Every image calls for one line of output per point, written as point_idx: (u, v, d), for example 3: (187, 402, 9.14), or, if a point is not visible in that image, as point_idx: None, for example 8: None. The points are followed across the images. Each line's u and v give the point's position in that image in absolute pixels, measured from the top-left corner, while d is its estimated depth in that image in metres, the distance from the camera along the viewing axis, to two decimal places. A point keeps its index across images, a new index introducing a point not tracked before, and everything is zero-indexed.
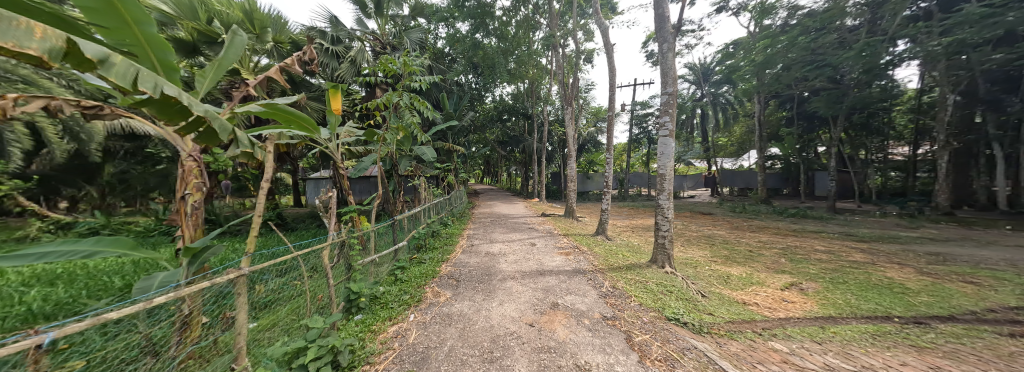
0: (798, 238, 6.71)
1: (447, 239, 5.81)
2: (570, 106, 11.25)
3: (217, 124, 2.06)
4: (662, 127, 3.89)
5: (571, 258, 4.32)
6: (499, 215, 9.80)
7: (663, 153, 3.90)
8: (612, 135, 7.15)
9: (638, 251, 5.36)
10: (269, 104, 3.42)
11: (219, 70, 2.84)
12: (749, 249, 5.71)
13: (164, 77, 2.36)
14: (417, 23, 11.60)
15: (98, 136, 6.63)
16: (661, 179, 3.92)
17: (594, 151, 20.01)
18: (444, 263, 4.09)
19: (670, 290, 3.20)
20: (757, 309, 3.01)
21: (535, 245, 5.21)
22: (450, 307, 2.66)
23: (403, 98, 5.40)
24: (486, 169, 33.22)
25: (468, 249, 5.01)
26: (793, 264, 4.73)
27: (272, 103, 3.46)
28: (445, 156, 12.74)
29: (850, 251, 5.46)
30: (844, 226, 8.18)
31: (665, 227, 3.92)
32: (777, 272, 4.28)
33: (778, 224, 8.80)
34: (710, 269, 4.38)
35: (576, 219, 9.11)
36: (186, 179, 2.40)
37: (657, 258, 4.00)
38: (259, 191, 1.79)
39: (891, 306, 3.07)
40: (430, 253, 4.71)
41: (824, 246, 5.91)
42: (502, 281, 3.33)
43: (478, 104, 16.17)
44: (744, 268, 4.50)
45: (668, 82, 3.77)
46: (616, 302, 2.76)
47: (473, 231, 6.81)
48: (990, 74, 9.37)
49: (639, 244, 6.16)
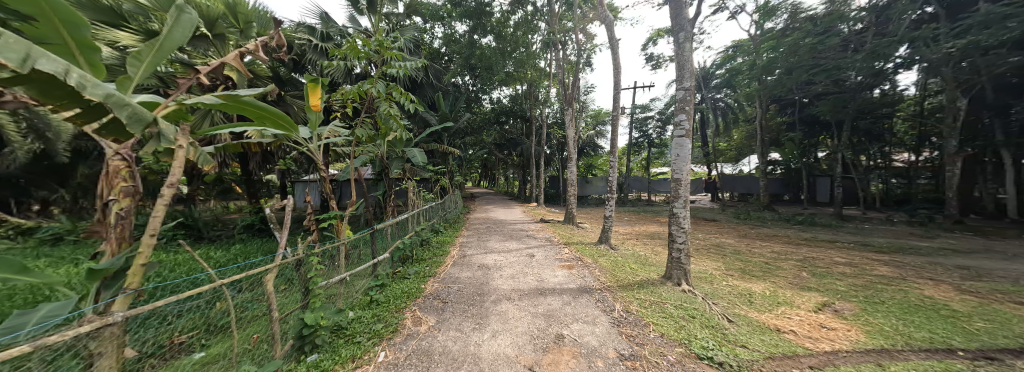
0: (813, 248, 6.31)
1: (437, 249, 5.31)
2: (570, 108, 10.84)
3: (124, 113, 1.57)
4: (678, 126, 3.46)
5: (575, 273, 3.83)
6: (497, 221, 9.33)
7: (678, 155, 3.48)
8: (616, 137, 6.72)
9: (647, 263, 4.89)
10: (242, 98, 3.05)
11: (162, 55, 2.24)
12: (765, 261, 5.27)
13: (79, 58, 1.87)
14: (413, 22, 11.17)
15: (63, 134, 6.08)
16: (676, 184, 3.49)
17: (593, 155, 19.69)
18: (431, 279, 3.57)
19: (692, 315, 2.73)
20: (796, 339, 2.55)
21: (534, 256, 4.73)
22: (431, 341, 2.17)
23: (379, 86, 4.88)
24: (483, 172, 32.81)
25: (461, 261, 4.49)
26: (817, 279, 4.30)
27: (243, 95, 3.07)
28: (439, 159, 12.26)
29: (873, 264, 5.07)
30: (856, 235, 7.81)
31: (682, 239, 3.48)
32: (804, 289, 3.85)
33: (787, 232, 8.41)
34: (732, 287, 3.90)
35: (576, 225, 8.70)
36: (110, 181, 1.57)
37: (672, 274, 3.53)
38: (158, 198, 1.27)
39: (949, 336, 2.64)
40: (416, 266, 4.20)
41: (844, 258, 5.50)
42: (496, 303, 2.84)
43: (475, 106, 15.84)
44: (764, 284, 4.05)
45: (685, 76, 3.35)
46: (632, 334, 2.30)
47: (466, 239, 6.30)
48: (999, 79, 9.14)
49: (646, 254, 5.68)
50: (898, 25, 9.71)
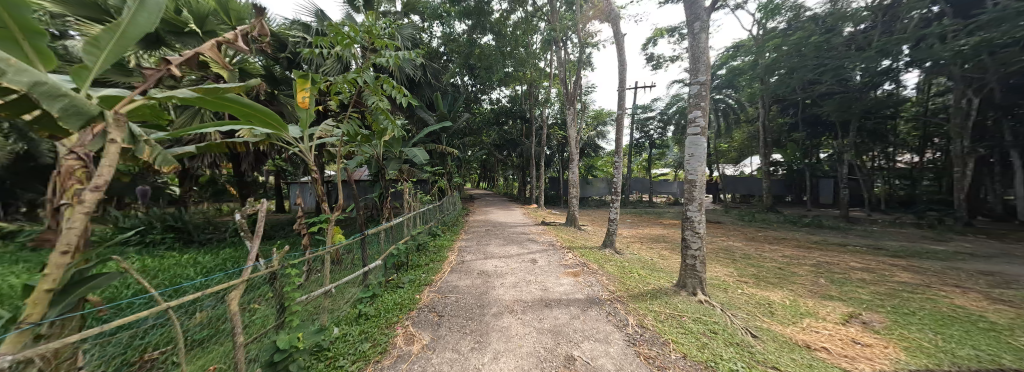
0: (825, 252, 6.07)
1: (435, 254, 5.05)
2: (571, 108, 10.61)
3: (56, 105, 1.30)
4: (692, 122, 3.22)
5: (581, 280, 3.58)
6: (496, 224, 9.06)
7: (693, 154, 3.24)
8: (621, 137, 6.48)
9: (656, 269, 4.65)
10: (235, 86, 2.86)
11: (125, 44, 1.69)
12: (778, 267, 5.03)
13: (22, 43, 1.42)
14: (410, 20, 10.93)
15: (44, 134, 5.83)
16: (690, 186, 3.25)
17: (593, 156, 19.51)
18: (426, 288, 3.31)
19: (713, 330, 2.47)
20: (830, 358, 2.30)
21: (536, 262, 4.46)
22: (424, 364, 1.90)
23: (367, 77, 4.52)
24: (483, 174, 32.56)
25: (459, 267, 4.21)
26: (837, 286, 4.06)
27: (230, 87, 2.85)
28: (438, 159, 12.01)
29: (892, 270, 4.84)
30: (867, 238, 7.59)
31: (697, 245, 3.23)
32: (826, 299, 3.59)
33: (795, 235, 8.19)
34: (750, 296, 3.65)
35: (579, 228, 8.45)
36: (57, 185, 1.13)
37: (687, 283, 3.28)
38: (79, 206, 1.03)
39: (997, 353, 2.39)
40: (412, 273, 3.93)
41: (860, 263, 5.27)
42: (498, 317, 2.58)
43: (474, 106, 15.58)
44: (783, 292, 3.80)
45: (700, 69, 3.12)
46: (650, 355, 2.04)
47: (465, 243, 6.04)
48: (1009, 79, 8.96)
49: (653, 259, 5.43)
50: (903, 23, 9.55)
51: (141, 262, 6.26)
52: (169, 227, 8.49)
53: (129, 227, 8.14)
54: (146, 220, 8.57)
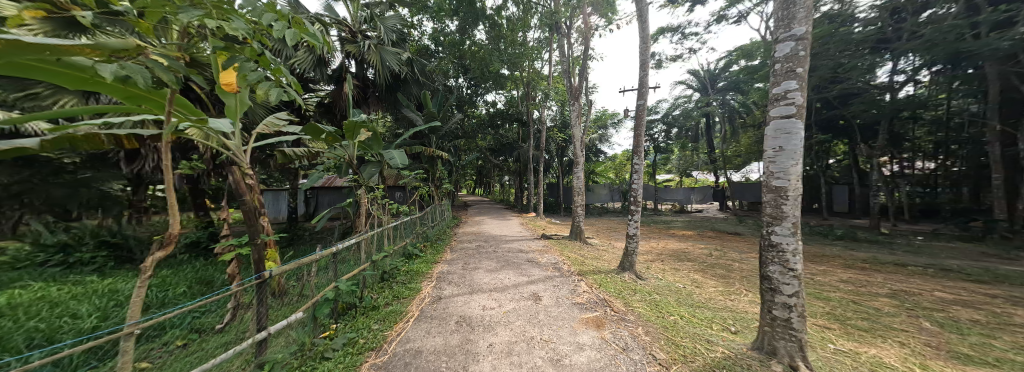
0: (890, 277, 4.94)
1: (404, 284, 3.86)
2: (575, 105, 9.51)
3: None
4: (783, 100, 2.10)
5: (608, 338, 2.39)
6: (492, 237, 7.87)
7: (784, 149, 2.10)
8: (640, 137, 5.37)
9: (699, 306, 3.50)
10: (163, 72, 1.18)
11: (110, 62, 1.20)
12: (852, 300, 3.87)
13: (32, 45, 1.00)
14: (395, 12, 9.86)
15: None
16: (779, 198, 2.10)
17: (594, 161, 18.58)
18: (365, 362, 2.06)
19: None
20: None
21: (540, 299, 3.25)
22: None
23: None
24: (480, 179, 31.58)
25: (432, 310, 2.99)
26: (962, 337, 2.89)
27: (106, 67, 1.02)
28: (426, 163, 10.82)
29: (1003, 306, 3.67)
30: (919, 255, 6.54)
31: (792, 289, 2.06)
32: (968, 363, 2.42)
33: (833, 250, 7.11)
34: (855, 358, 2.46)
35: (585, 241, 7.36)
36: None
37: (779, 350, 2.10)
38: None
39: None
40: (359, 322, 2.70)
41: (944, 293, 4.18)
42: None
43: (467, 108, 14.59)
44: (893, 349, 2.63)
45: (795, 15, 2.06)
46: None
47: (449, 266, 4.85)
48: None
49: (686, 288, 4.28)
50: (929, 18, 8.77)
51: (38, 291, 4.92)
52: (103, 243, 7.15)
53: (52, 245, 6.69)
54: (76, 235, 7.11)
